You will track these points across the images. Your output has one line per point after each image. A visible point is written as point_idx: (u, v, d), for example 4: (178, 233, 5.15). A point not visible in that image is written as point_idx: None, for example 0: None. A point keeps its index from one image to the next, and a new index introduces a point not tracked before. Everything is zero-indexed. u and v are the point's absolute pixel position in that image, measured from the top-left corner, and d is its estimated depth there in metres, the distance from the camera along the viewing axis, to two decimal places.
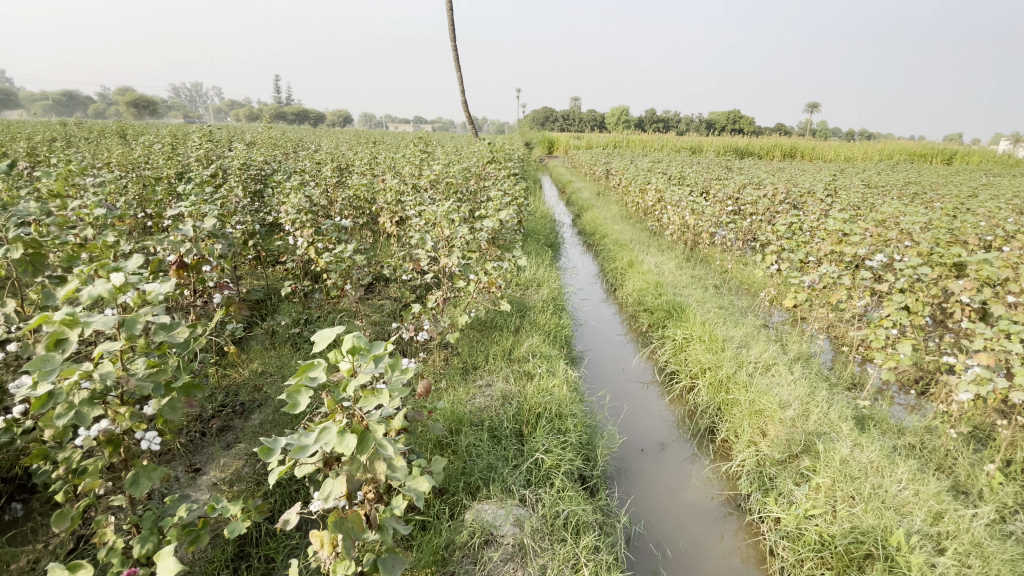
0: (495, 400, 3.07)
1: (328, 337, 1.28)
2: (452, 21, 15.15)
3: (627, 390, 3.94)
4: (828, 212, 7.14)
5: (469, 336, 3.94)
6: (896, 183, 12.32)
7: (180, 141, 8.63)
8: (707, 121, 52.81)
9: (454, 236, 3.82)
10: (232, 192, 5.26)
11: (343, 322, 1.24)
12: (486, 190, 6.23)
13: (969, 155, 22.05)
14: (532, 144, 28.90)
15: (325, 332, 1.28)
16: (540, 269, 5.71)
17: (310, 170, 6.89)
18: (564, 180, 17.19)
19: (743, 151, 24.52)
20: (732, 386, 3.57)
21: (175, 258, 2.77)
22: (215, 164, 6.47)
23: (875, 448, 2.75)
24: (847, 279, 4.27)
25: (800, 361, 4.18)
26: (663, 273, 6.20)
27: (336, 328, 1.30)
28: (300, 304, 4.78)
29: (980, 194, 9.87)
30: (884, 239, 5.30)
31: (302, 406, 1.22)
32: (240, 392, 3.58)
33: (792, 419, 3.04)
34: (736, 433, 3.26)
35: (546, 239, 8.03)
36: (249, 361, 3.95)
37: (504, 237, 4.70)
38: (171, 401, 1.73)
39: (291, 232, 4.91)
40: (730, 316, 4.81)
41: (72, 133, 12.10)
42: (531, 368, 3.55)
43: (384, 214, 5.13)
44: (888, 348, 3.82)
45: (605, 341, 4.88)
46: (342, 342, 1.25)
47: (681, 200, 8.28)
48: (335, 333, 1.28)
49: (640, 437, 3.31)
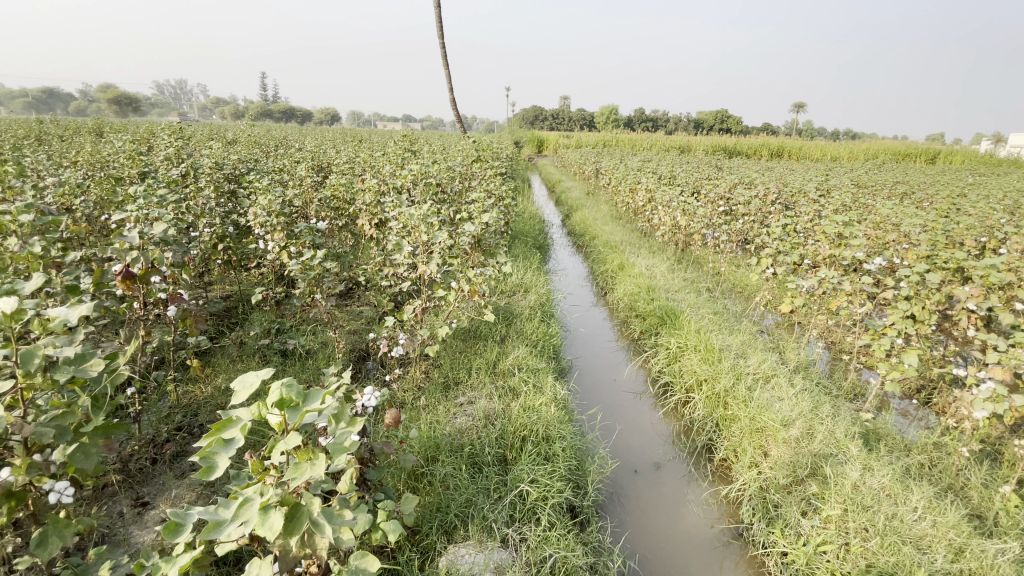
0: (476, 420, 2.83)
1: (251, 386, 1.06)
2: (439, 17, 14.89)
3: (620, 404, 3.72)
4: (822, 213, 6.98)
5: (451, 348, 3.70)
6: (885, 182, 12.27)
7: (152, 139, 8.27)
8: (695, 120, 52.92)
9: (433, 241, 3.56)
10: (201, 194, 4.97)
11: (268, 371, 1.02)
12: (471, 191, 5.98)
13: (952, 155, 22.22)
14: (522, 143, 28.69)
15: (248, 378, 1.06)
16: (528, 274, 5.48)
17: (287, 170, 6.59)
18: (553, 179, 16.99)
19: (731, 151, 24.48)
20: (730, 400, 3.36)
21: (121, 268, 2.54)
22: (186, 162, 6.15)
23: (887, 472, 2.55)
24: (847, 284, 4.09)
25: (800, 370, 4.00)
26: (654, 276, 5.99)
27: (262, 374, 1.08)
28: (272, 313, 4.51)
29: (970, 194, 9.81)
30: (882, 241, 5.14)
31: (216, 474, 1.02)
32: (201, 412, 3.30)
33: (796, 439, 2.84)
34: (736, 452, 3.05)
35: (535, 240, 7.79)
36: (213, 376, 3.68)
37: (489, 242, 4.46)
38: (83, 447, 1.51)
39: (263, 236, 4.63)
40: (725, 322, 4.61)
41: (44, 130, 11.68)
42: (516, 383, 3.31)
43: (362, 216, 4.86)
44: (892, 359, 3.65)
45: (595, 349, 4.66)
46: (266, 394, 1.04)
47: (672, 201, 8.10)
48: (260, 380, 1.06)
49: (633, 457, 3.09)
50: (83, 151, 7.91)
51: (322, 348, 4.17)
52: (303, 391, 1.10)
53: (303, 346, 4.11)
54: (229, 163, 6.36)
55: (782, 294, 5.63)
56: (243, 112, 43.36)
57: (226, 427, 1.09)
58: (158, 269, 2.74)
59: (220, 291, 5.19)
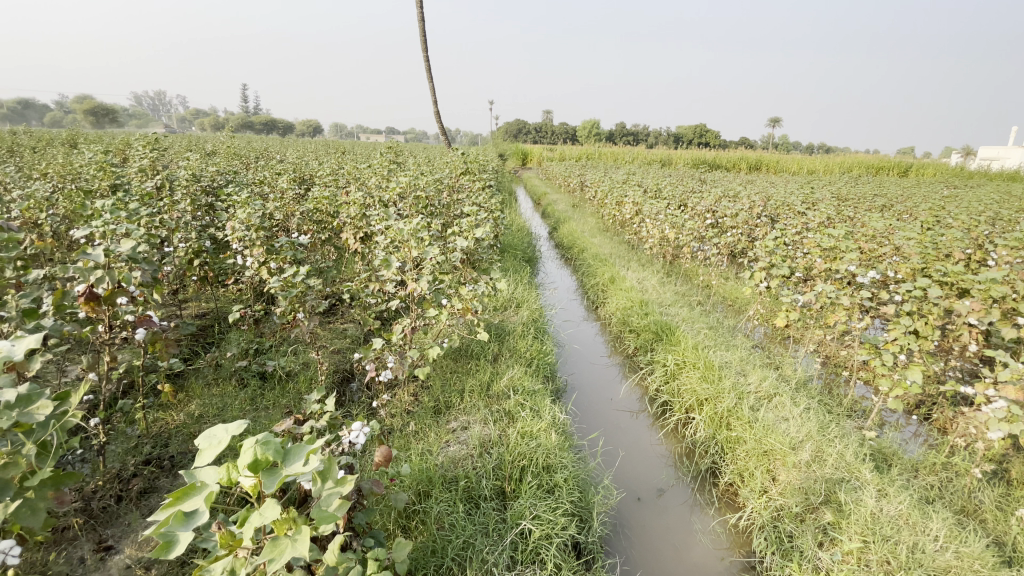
0: (471, 449, 2.66)
1: (217, 443, 0.93)
2: (423, 31, 14.88)
3: (618, 424, 3.57)
4: (810, 226, 6.99)
5: (442, 368, 3.52)
6: (864, 195, 12.50)
7: (125, 150, 7.95)
8: (676, 134, 53.85)
9: (423, 256, 3.39)
10: (177, 208, 4.73)
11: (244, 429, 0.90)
12: (459, 205, 5.83)
13: (924, 169, 22.89)
14: (506, 155, 28.69)
15: (214, 435, 0.90)
16: (519, 289, 5.33)
17: (268, 182, 6.38)
18: (538, 192, 16.97)
19: (713, 163, 24.83)
20: (733, 420, 3.24)
21: (84, 289, 2.33)
22: (160, 174, 5.89)
23: (903, 498, 2.45)
24: (846, 298, 4.01)
25: (800, 387, 3.90)
26: (646, 290, 5.90)
27: (233, 429, 0.93)
28: (251, 332, 4.27)
29: (947, 207, 9.98)
30: (875, 254, 5.12)
31: (177, 552, 0.87)
32: (171, 442, 3.06)
33: (807, 463, 2.72)
34: (742, 476, 2.92)
35: (523, 254, 7.66)
36: (187, 402, 3.44)
37: (480, 257, 4.31)
38: (28, 503, 1.31)
39: (241, 252, 4.40)
40: (721, 337, 4.51)
41: (13, 141, 11.28)
42: (511, 407, 3.15)
43: (347, 230, 4.67)
44: (894, 375, 3.58)
45: (590, 367, 4.52)
46: (239, 456, 0.93)
47: (660, 213, 8.05)
48: (230, 437, 0.91)
49: (636, 483, 2.93)
50: (51, 162, 7.57)
51: (304, 369, 3.95)
52: (280, 448, 1.00)
53: (283, 368, 3.88)
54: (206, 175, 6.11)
55: (775, 308, 5.58)
56: (224, 124, 42.76)
57: (188, 495, 0.94)
58: (127, 289, 2.52)
59: (195, 310, 4.92)
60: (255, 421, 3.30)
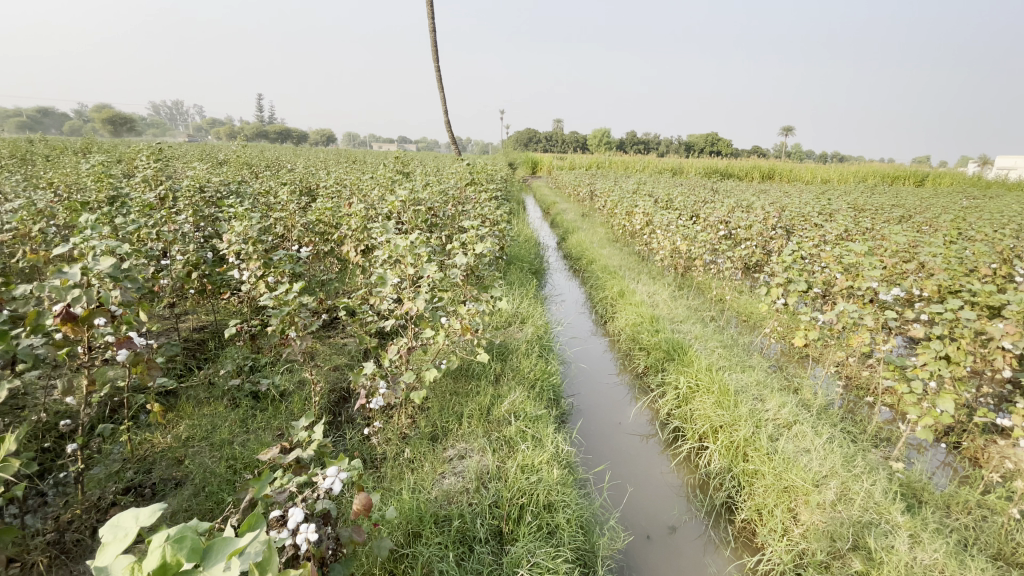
0: (467, 483, 2.48)
1: (122, 535, 0.80)
2: (434, 42, 14.93)
3: (626, 452, 3.37)
4: (827, 239, 6.74)
5: (440, 391, 3.35)
6: (883, 205, 12.21)
7: (133, 160, 7.95)
8: (686, 143, 53.68)
9: (421, 274, 3.24)
10: (176, 220, 4.65)
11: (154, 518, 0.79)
12: (463, 217, 5.68)
13: (940, 178, 22.46)
14: (516, 163, 28.65)
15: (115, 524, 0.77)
16: (524, 303, 5.15)
17: (272, 193, 6.30)
18: (547, 202, 16.84)
19: (724, 172, 24.56)
20: (750, 451, 3.03)
21: (59, 309, 2.21)
22: (163, 183, 5.83)
23: (940, 546, 2.22)
24: (869, 318, 3.79)
25: (820, 413, 3.68)
26: (657, 304, 5.70)
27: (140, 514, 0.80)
28: (246, 348, 4.15)
29: (969, 218, 9.64)
30: (897, 270, 4.88)
31: None
32: (155, 467, 2.92)
33: (832, 502, 2.49)
34: (761, 514, 2.71)
35: (531, 265, 7.50)
36: (175, 423, 3.31)
37: (483, 272, 4.15)
38: None
39: (239, 265, 4.29)
40: (736, 356, 4.30)
41: (33, 150, 11.45)
42: (512, 434, 2.96)
43: (347, 242, 4.55)
44: (923, 403, 3.34)
45: (598, 387, 4.32)
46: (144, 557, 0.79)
47: (671, 224, 7.85)
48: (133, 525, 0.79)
49: (645, 520, 2.72)
50: (60, 172, 7.58)
51: (299, 389, 3.80)
52: (199, 545, 0.86)
53: (277, 387, 3.74)
54: (210, 186, 6.05)
55: (792, 325, 5.34)
56: (238, 133, 43.37)
57: None
58: (107, 309, 2.40)
59: (193, 323, 4.82)
60: (244, 445, 3.15)
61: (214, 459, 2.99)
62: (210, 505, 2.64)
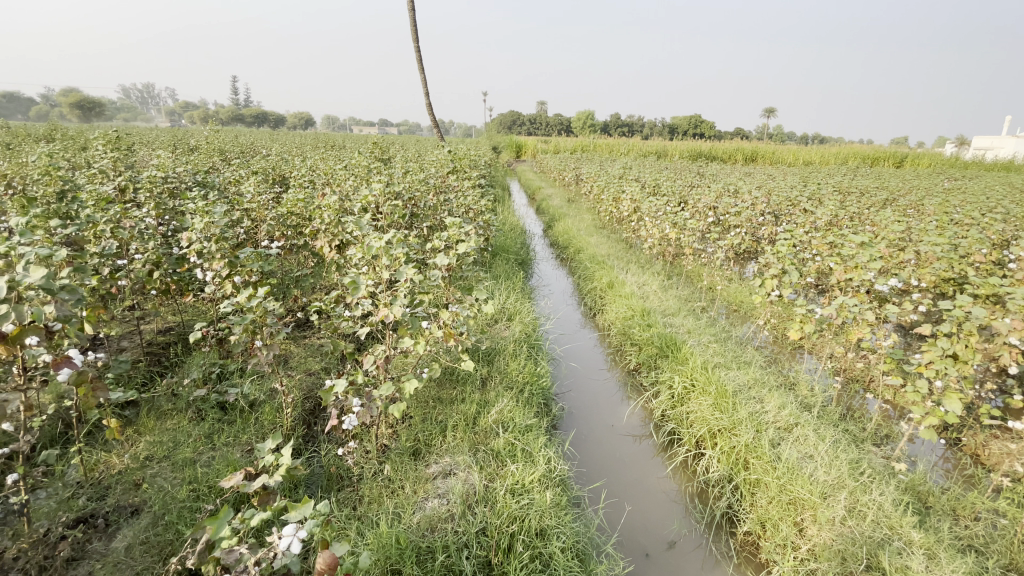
0: (453, 507, 2.28)
1: None
2: (414, 20, 14.40)
3: (620, 458, 3.20)
4: (818, 225, 6.63)
5: (422, 400, 3.13)
6: (867, 187, 12.20)
7: (91, 146, 7.41)
8: (670, 126, 53.45)
9: (398, 276, 2.98)
10: (133, 214, 4.28)
11: None
12: (445, 208, 5.41)
13: (919, 159, 22.64)
14: (500, 147, 28.10)
15: None
16: (510, 298, 4.93)
17: (241, 183, 5.93)
18: (532, 186, 16.50)
19: (709, 155, 24.45)
20: (752, 458, 2.87)
21: None
22: (121, 172, 5.40)
23: (959, 564, 2.09)
24: (869, 313, 3.65)
25: (819, 411, 3.55)
26: (647, 295, 5.53)
27: None
28: (214, 354, 3.87)
29: (953, 200, 9.62)
30: (893, 259, 4.75)
31: None
32: (110, 492, 2.64)
33: (842, 517, 2.35)
34: (765, 527, 2.56)
35: (517, 256, 7.27)
36: (134, 440, 3.04)
37: (466, 270, 3.91)
38: None
39: (202, 265, 3.97)
40: (731, 352, 4.15)
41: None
42: (500, 448, 2.77)
43: (321, 238, 4.26)
44: (927, 402, 3.22)
45: (589, 385, 4.14)
46: None
47: (659, 211, 7.65)
48: None
49: (643, 537, 2.55)
50: (13, 160, 7.07)
51: (270, 398, 3.55)
52: None
53: (246, 397, 3.48)
54: (173, 175, 5.66)
55: (784, 316, 5.22)
56: (212, 118, 41.98)
57: None
58: (40, 325, 2.09)
59: (158, 325, 4.51)
60: (210, 464, 2.90)
61: (177, 482, 2.73)
62: (171, 537, 2.40)
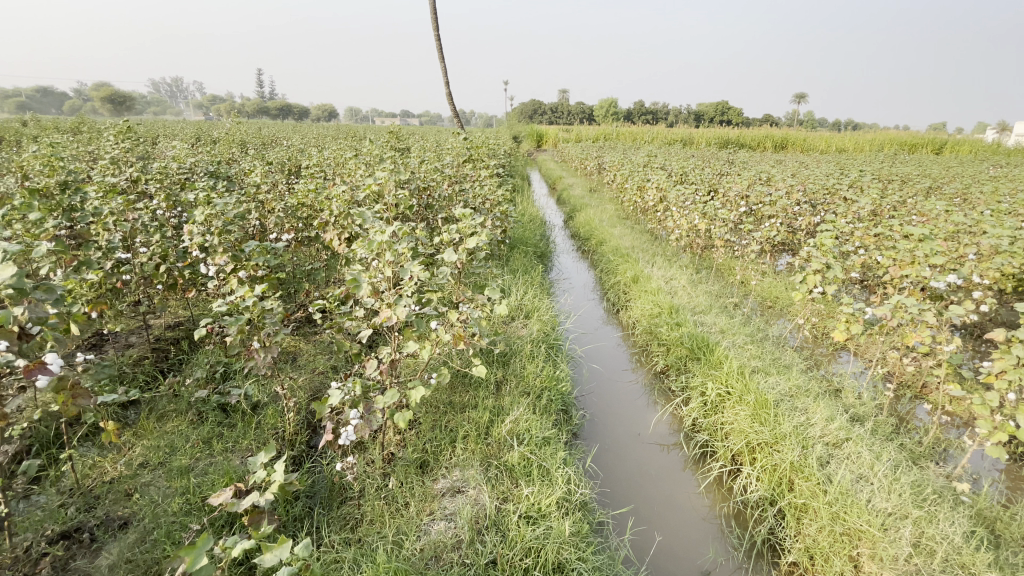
0: (461, 534, 2.05)
1: None
2: (434, 7, 14.03)
3: (647, 473, 2.92)
4: (860, 215, 6.15)
5: (431, 407, 2.90)
6: (908, 175, 11.48)
7: (106, 136, 7.33)
8: (696, 113, 51.99)
9: (404, 274, 2.73)
10: (139, 205, 4.13)
11: None
12: (460, 198, 5.16)
13: (961, 145, 21.43)
14: (520, 136, 27.63)
15: None
16: (528, 294, 4.66)
17: (253, 173, 5.77)
18: (553, 175, 16.09)
19: (735, 142, 23.59)
20: (798, 479, 2.57)
21: None
22: (131, 162, 5.26)
23: None
24: (929, 315, 3.26)
25: (869, 423, 3.21)
26: (675, 291, 5.20)
27: None
28: (219, 351, 3.70)
29: (1005, 188, 8.91)
30: (950, 253, 4.29)
31: None
32: (101, 502, 2.49)
33: (908, 556, 2.05)
34: (814, 559, 2.27)
35: (536, 248, 6.98)
36: (132, 444, 2.88)
37: (481, 264, 3.65)
38: None
39: (207, 259, 3.81)
40: (770, 354, 3.80)
41: (20, 129, 10.86)
42: (514, 463, 2.53)
43: (329, 230, 4.05)
44: (997, 416, 2.85)
45: (613, 389, 3.85)
46: None
47: (687, 201, 7.24)
48: None
49: (673, 567, 2.27)
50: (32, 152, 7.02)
51: (274, 400, 3.37)
52: None
53: (249, 398, 3.31)
54: (184, 166, 5.50)
55: (824, 314, 4.83)
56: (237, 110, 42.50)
57: None
58: (10, 329, 1.88)
59: (166, 321, 4.39)
60: (206, 473, 2.73)
61: (169, 493, 2.56)
62: (159, 555, 2.22)
